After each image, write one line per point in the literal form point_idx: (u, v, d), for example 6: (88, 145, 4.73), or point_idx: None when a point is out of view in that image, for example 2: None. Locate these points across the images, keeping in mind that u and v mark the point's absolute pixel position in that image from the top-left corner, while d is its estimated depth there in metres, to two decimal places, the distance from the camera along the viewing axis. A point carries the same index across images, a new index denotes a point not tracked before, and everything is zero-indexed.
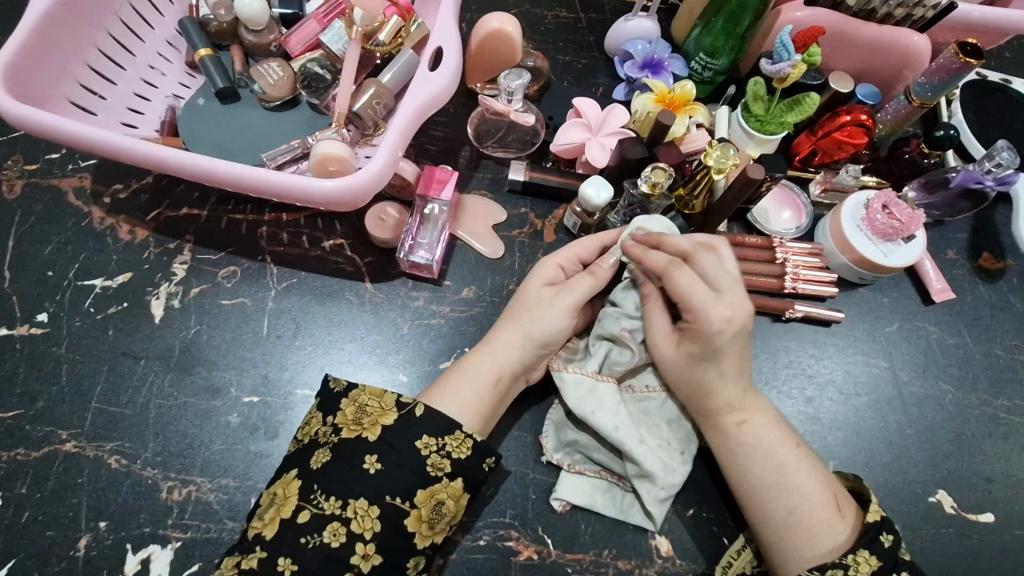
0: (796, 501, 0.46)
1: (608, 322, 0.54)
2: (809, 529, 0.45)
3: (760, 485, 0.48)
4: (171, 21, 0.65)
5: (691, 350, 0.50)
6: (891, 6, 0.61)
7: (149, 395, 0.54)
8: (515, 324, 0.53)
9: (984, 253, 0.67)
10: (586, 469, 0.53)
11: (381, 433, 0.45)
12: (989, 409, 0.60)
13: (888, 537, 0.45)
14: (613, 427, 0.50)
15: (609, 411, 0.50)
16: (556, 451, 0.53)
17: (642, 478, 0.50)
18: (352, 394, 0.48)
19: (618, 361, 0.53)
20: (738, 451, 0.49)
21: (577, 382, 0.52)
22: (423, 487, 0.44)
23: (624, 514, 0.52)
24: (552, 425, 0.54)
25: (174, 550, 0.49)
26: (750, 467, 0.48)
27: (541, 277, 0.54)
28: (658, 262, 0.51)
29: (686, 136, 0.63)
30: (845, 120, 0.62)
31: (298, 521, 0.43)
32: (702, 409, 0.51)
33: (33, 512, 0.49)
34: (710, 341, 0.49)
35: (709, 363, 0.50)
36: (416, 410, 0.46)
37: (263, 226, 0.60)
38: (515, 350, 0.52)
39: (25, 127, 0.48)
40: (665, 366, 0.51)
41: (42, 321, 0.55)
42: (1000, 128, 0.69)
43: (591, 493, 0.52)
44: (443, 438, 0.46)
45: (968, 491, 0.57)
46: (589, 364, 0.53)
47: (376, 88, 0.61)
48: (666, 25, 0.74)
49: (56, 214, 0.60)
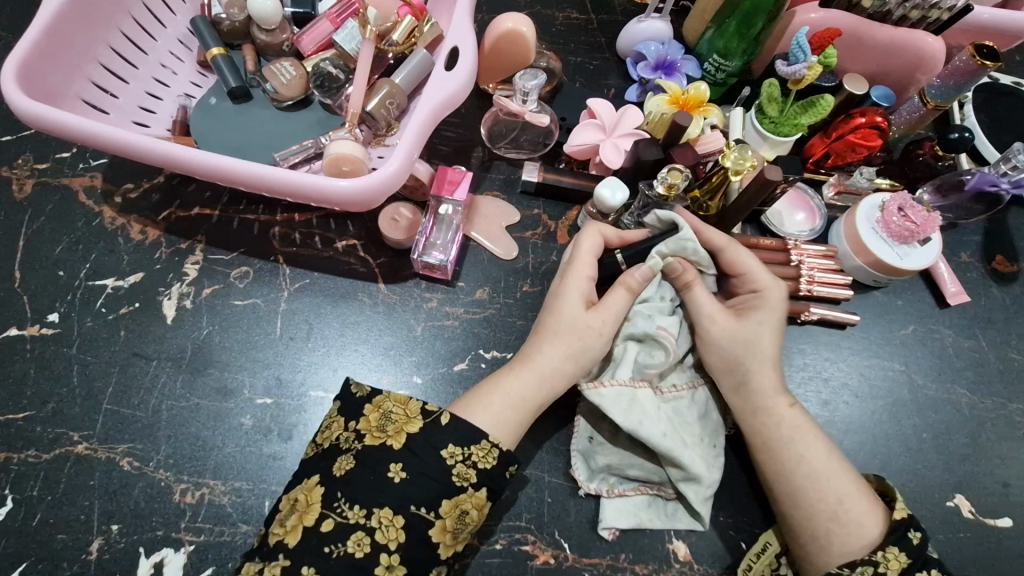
0: (842, 492, 0.47)
1: (640, 321, 0.54)
2: (847, 523, 0.46)
3: (805, 477, 0.48)
4: (182, 20, 0.65)
5: (761, 317, 0.53)
6: (907, 7, 0.61)
7: (161, 396, 0.53)
8: (557, 339, 0.51)
9: (997, 256, 0.66)
10: (626, 490, 0.52)
11: (405, 441, 0.45)
12: (1004, 412, 0.60)
13: (916, 535, 0.45)
14: (661, 435, 0.50)
15: (653, 418, 0.50)
16: (590, 481, 0.52)
17: (686, 480, 0.50)
18: (375, 400, 0.48)
19: (651, 363, 0.53)
20: (792, 440, 0.49)
21: (617, 396, 0.51)
22: (447, 497, 0.44)
23: (672, 520, 0.52)
24: (580, 455, 0.53)
25: (187, 553, 0.48)
26: (805, 456, 0.48)
27: (578, 297, 0.52)
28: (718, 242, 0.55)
29: (700, 137, 0.62)
30: (859, 122, 0.62)
31: (322, 530, 0.42)
32: (756, 390, 0.51)
33: (45, 515, 0.49)
34: (777, 304, 0.53)
35: (773, 333, 0.53)
36: (441, 418, 0.46)
37: (275, 227, 0.60)
38: (558, 366, 0.50)
39: (38, 125, 0.48)
40: (730, 337, 0.52)
41: (52, 322, 0.55)
42: (1014, 130, 0.68)
43: (637, 512, 0.52)
44: (469, 447, 0.45)
45: (985, 496, 0.57)
46: (622, 372, 0.52)
47: (389, 88, 0.61)
48: (677, 26, 0.74)
49: (66, 213, 0.59)
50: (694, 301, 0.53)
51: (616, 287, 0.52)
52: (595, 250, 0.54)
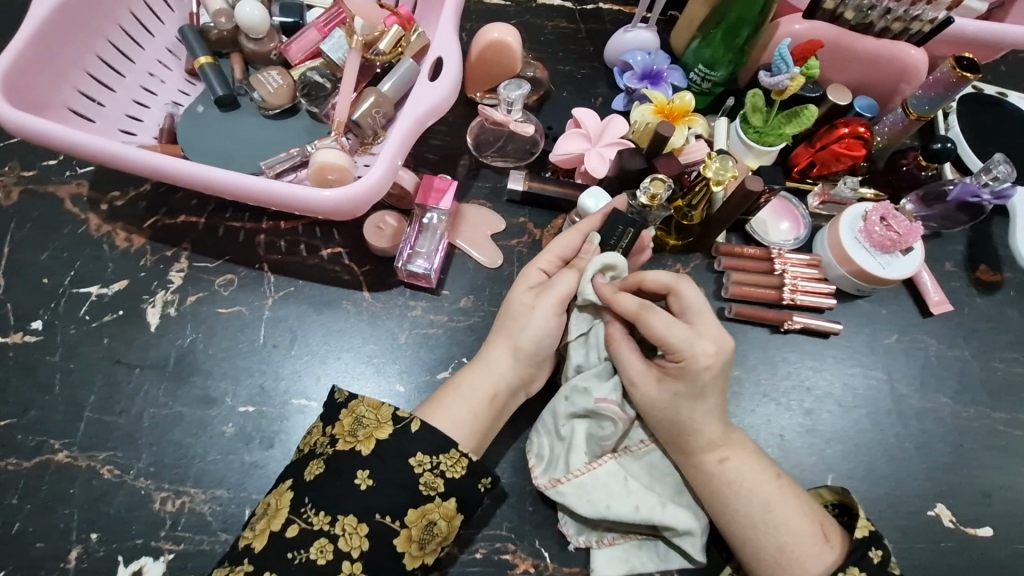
0: (783, 539, 0.45)
1: (579, 397, 0.51)
2: (790, 571, 0.45)
3: (739, 528, 0.47)
4: (171, 28, 0.65)
5: (674, 389, 0.48)
6: (888, 19, 0.62)
7: (144, 404, 0.53)
8: (503, 336, 0.53)
9: (981, 265, 0.67)
10: (615, 538, 0.51)
11: (374, 447, 0.45)
12: (987, 422, 0.60)
13: (877, 553, 0.45)
14: (632, 509, 0.49)
15: (619, 499, 0.49)
16: (579, 535, 0.51)
17: (680, 535, 0.49)
18: (351, 404, 0.48)
19: (603, 436, 0.50)
20: (723, 491, 0.47)
21: (575, 491, 0.50)
22: (413, 505, 0.44)
23: (664, 563, 0.50)
24: (568, 512, 0.52)
25: (166, 562, 0.49)
26: (741, 503, 0.47)
27: (526, 285, 0.54)
28: (664, 280, 0.50)
29: (684, 146, 0.63)
30: (843, 132, 0.63)
31: (287, 535, 0.42)
32: (687, 447, 0.48)
33: (24, 523, 0.49)
34: (698, 376, 0.47)
35: (707, 393, 0.48)
36: (412, 425, 0.46)
37: (260, 235, 0.60)
38: (507, 363, 0.52)
39: (22, 134, 0.48)
40: (655, 402, 0.48)
41: (35, 329, 0.55)
42: (998, 141, 0.69)
43: (627, 559, 0.51)
44: (437, 455, 0.45)
45: (967, 506, 0.57)
46: (575, 460, 0.50)
47: (375, 96, 0.61)
48: (665, 36, 0.74)
49: (52, 221, 0.59)
50: (620, 356, 0.50)
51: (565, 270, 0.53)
52: (567, 249, 0.55)
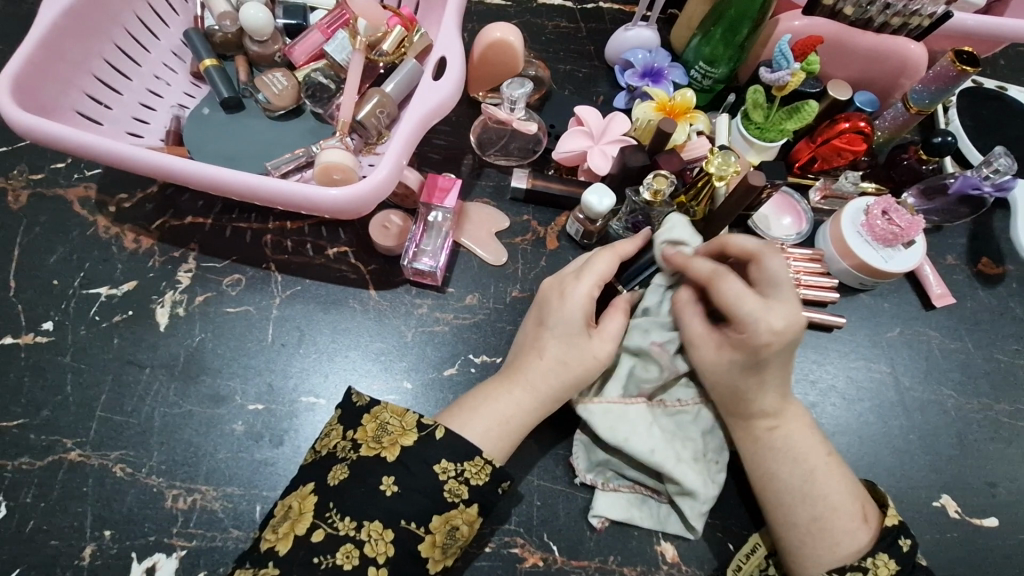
0: (822, 509, 0.47)
1: (637, 336, 0.54)
2: (824, 540, 0.46)
3: (780, 493, 0.48)
4: (176, 32, 0.66)
5: (734, 357, 0.49)
6: (888, 15, 0.62)
7: (154, 403, 0.54)
8: (546, 355, 0.51)
9: (983, 258, 0.67)
10: (621, 485, 0.53)
11: (399, 454, 0.45)
12: (991, 413, 0.61)
13: (905, 541, 0.46)
14: (648, 451, 0.50)
15: (642, 435, 0.51)
16: (588, 471, 0.53)
17: (682, 494, 0.51)
18: (375, 410, 0.48)
19: (644, 378, 0.53)
20: (769, 457, 0.49)
21: (603, 413, 0.52)
22: (438, 512, 0.44)
23: (663, 525, 0.53)
24: (582, 447, 0.54)
25: (179, 559, 0.49)
26: (786, 470, 0.48)
27: (580, 317, 0.51)
28: (749, 246, 0.50)
29: (686, 143, 0.64)
30: (843, 127, 0.63)
31: (312, 539, 0.43)
32: (744, 412, 0.50)
33: (38, 522, 0.49)
34: (757, 352, 0.47)
35: (771, 369, 0.48)
36: (436, 432, 0.46)
37: (267, 235, 0.61)
38: (549, 385, 0.50)
39: (33, 137, 0.49)
40: (714, 366, 0.50)
41: (46, 330, 0.56)
42: (998, 134, 0.69)
43: (628, 508, 0.53)
44: (461, 462, 0.46)
45: (971, 496, 0.58)
46: (612, 389, 0.53)
47: (379, 97, 0.62)
48: (665, 34, 0.75)
49: (61, 223, 0.60)
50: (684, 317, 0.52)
51: (612, 312, 0.53)
52: (605, 270, 0.53)
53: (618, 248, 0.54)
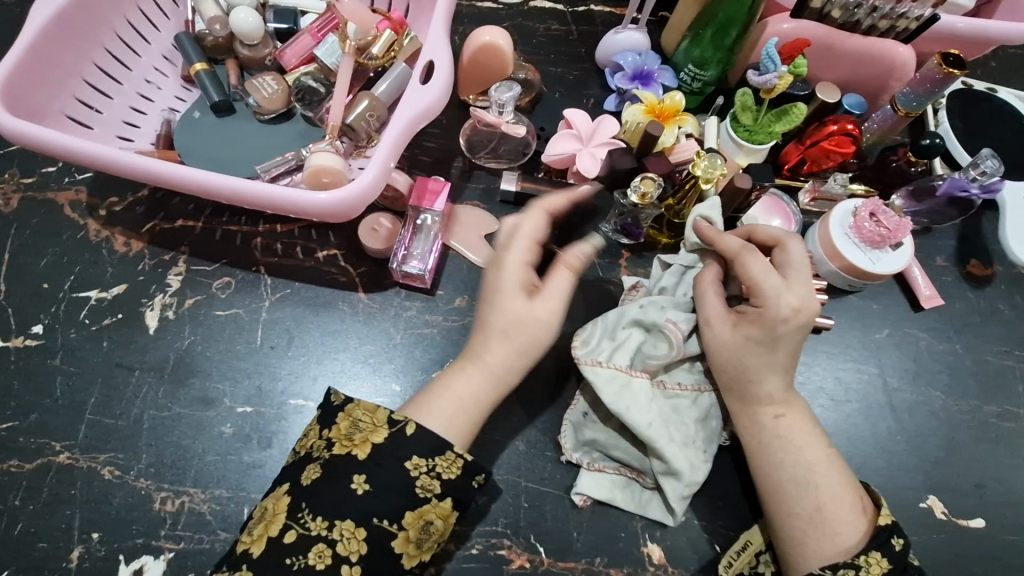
0: (822, 500, 0.47)
1: (654, 311, 0.54)
2: (823, 530, 0.46)
3: (781, 481, 0.48)
4: (167, 36, 0.66)
5: (749, 333, 0.50)
6: (875, 17, 0.63)
7: (143, 406, 0.54)
8: (491, 331, 0.51)
9: (972, 260, 0.67)
10: (606, 466, 0.54)
11: (370, 451, 0.45)
12: (979, 415, 0.61)
13: (899, 541, 0.46)
14: (645, 425, 0.51)
15: (642, 407, 0.51)
16: (574, 450, 0.54)
17: (667, 475, 0.52)
18: (348, 408, 0.48)
19: (653, 354, 0.52)
20: (772, 443, 0.50)
21: (610, 378, 0.51)
22: (412, 508, 0.45)
23: (644, 509, 0.53)
24: (571, 426, 0.55)
25: (166, 561, 0.49)
26: (790, 457, 0.49)
27: (514, 284, 0.51)
28: (774, 234, 0.53)
29: (675, 146, 0.63)
30: (832, 130, 0.63)
31: (284, 541, 0.43)
32: (751, 396, 0.51)
33: (26, 524, 0.50)
34: (774, 327, 0.49)
35: (784, 350, 0.50)
36: (407, 428, 0.46)
37: (257, 238, 0.61)
38: (499, 359, 0.50)
39: (23, 142, 0.49)
40: (727, 344, 0.51)
41: (36, 333, 0.56)
42: (987, 136, 0.69)
43: (611, 489, 0.53)
44: (434, 458, 0.46)
45: (958, 498, 0.58)
46: (619, 357, 0.52)
47: (369, 100, 0.62)
48: (656, 37, 0.75)
49: (52, 227, 0.60)
50: (703, 293, 0.53)
51: (557, 270, 0.51)
52: (534, 232, 0.52)
53: (546, 203, 0.54)
